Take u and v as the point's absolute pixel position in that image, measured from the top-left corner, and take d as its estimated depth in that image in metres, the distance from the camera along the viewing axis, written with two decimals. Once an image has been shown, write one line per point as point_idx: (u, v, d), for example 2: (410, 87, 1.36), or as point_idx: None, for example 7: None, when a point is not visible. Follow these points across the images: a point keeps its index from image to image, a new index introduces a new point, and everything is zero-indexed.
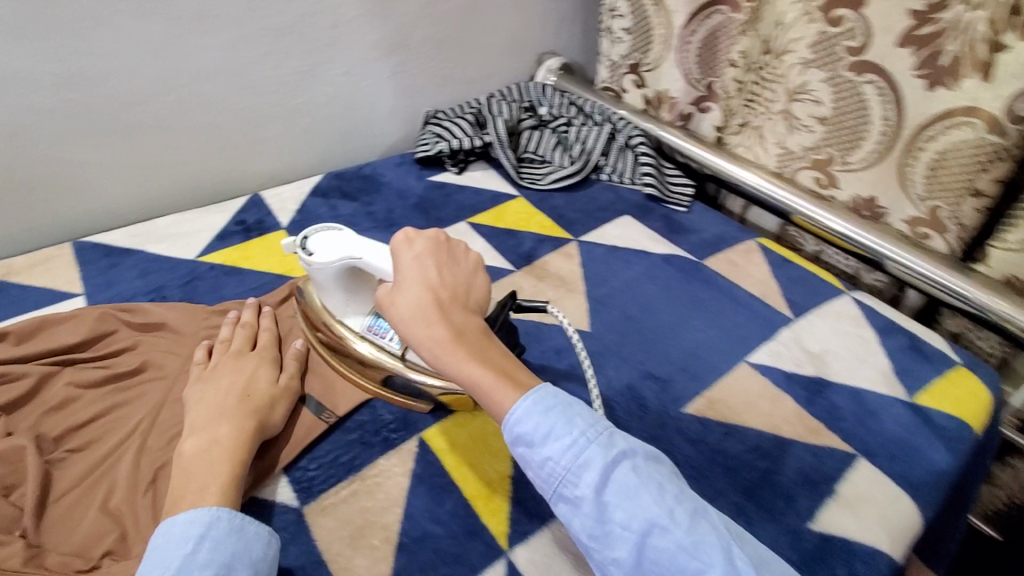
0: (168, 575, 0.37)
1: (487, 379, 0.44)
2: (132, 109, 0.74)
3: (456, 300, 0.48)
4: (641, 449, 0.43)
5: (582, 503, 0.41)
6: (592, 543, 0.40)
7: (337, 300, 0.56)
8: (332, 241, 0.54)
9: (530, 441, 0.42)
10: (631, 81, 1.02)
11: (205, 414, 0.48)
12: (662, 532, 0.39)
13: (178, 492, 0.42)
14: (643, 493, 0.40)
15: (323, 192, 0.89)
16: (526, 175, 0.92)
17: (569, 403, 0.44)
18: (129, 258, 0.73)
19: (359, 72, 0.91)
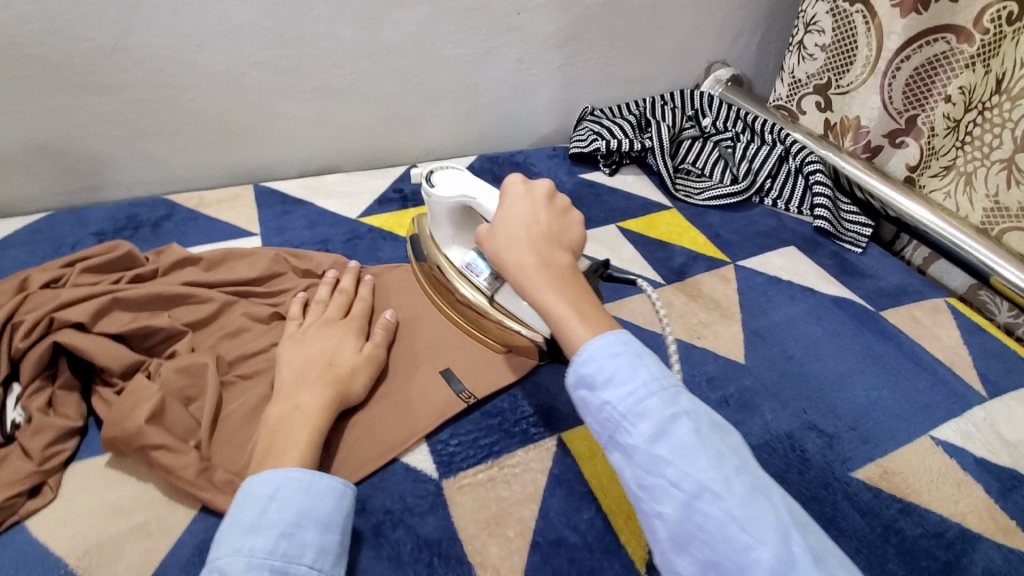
0: (241, 537, 0.36)
1: (567, 323, 0.41)
2: (328, 71, 0.79)
3: (551, 240, 0.45)
4: (710, 413, 0.37)
5: (634, 454, 0.36)
6: (640, 496, 0.36)
7: (448, 235, 0.59)
8: (455, 180, 0.56)
9: (593, 382, 0.38)
10: (813, 102, 0.95)
11: (292, 377, 0.48)
12: (714, 499, 0.33)
13: (265, 448, 0.42)
14: (700, 455, 0.34)
15: (476, 173, 0.90)
16: (683, 187, 0.87)
17: (640, 352, 0.39)
18: (301, 208, 0.78)
19: (531, 60, 0.91)
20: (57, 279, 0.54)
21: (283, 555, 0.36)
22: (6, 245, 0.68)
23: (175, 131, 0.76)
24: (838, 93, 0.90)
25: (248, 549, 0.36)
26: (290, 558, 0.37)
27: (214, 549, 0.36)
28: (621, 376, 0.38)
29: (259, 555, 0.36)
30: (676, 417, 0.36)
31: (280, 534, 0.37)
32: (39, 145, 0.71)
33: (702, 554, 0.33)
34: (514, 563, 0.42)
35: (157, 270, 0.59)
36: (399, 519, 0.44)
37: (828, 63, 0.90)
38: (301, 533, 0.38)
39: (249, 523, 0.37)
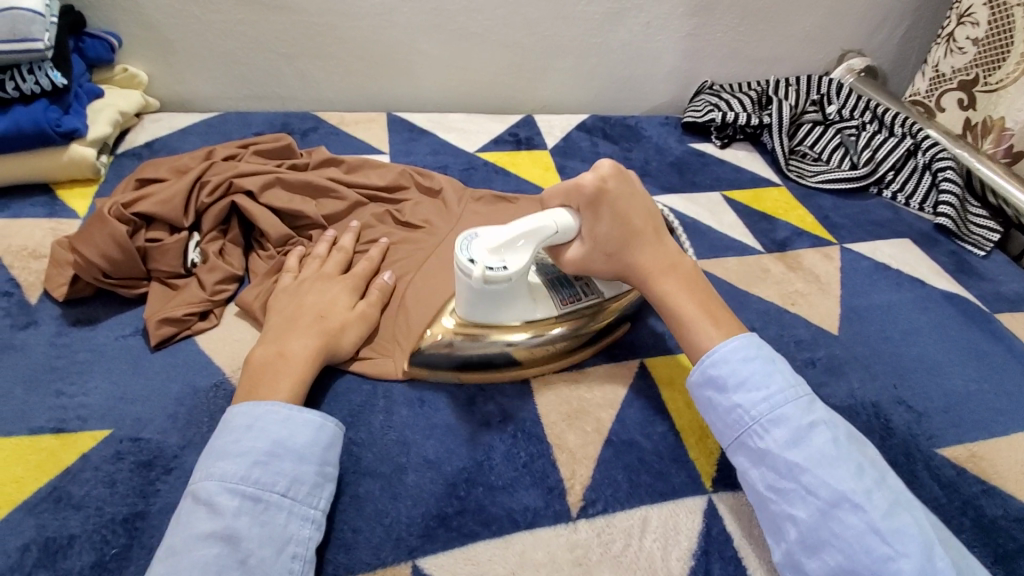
0: (213, 460, 0.38)
1: (692, 312, 0.48)
2: (469, 15, 0.85)
3: (657, 232, 0.51)
4: (844, 429, 0.43)
5: (769, 456, 0.42)
6: (770, 494, 0.41)
7: (524, 308, 0.50)
8: (504, 243, 0.45)
9: (723, 384, 0.44)
10: (954, 99, 0.90)
11: (280, 324, 0.48)
12: (854, 509, 0.38)
13: (252, 383, 0.43)
14: (841, 466, 0.40)
15: (587, 128, 0.93)
16: (796, 168, 0.86)
17: (772, 360, 0.45)
18: (426, 138, 0.85)
19: (660, 26, 0.92)
20: (233, 156, 0.64)
21: (255, 481, 0.38)
22: (187, 132, 0.80)
23: (331, 56, 0.85)
24: (984, 91, 0.85)
25: (220, 474, 0.38)
26: (258, 487, 0.38)
27: (197, 471, 0.39)
28: (755, 381, 0.43)
29: (231, 480, 0.37)
30: (813, 427, 0.41)
31: (249, 464, 0.38)
32: (222, 52, 0.82)
33: (836, 559, 0.37)
34: (589, 451, 0.46)
35: (308, 164, 0.68)
36: (490, 397, 0.50)
37: (978, 58, 0.85)
38: (275, 462, 0.39)
39: (223, 450, 0.39)
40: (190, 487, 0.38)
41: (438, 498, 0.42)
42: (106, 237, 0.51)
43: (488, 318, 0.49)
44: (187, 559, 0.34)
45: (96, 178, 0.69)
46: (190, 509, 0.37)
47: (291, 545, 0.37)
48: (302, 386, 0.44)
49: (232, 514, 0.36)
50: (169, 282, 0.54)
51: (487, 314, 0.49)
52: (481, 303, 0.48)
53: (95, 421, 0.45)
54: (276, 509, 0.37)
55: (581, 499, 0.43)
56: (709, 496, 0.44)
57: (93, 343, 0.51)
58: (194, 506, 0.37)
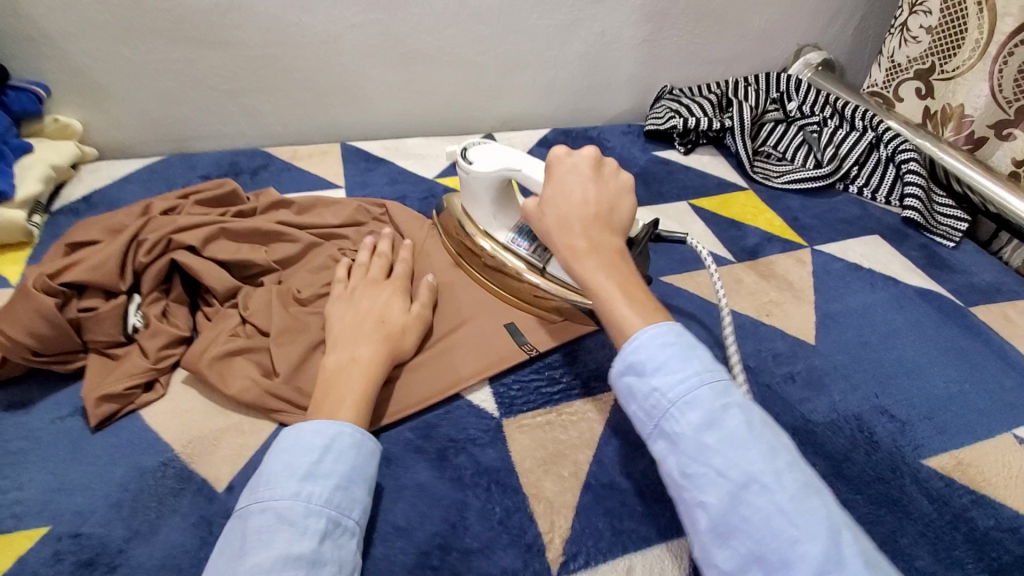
0: (297, 478, 0.37)
1: (608, 290, 0.44)
2: (417, 37, 0.82)
3: (600, 219, 0.48)
4: (762, 412, 0.38)
5: (680, 442, 0.37)
6: (683, 482, 0.37)
7: (485, 214, 0.60)
8: (493, 156, 0.58)
9: (642, 370, 0.40)
10: (912, 88, 0.90)
11: (344, 334, 0.49)
12: (762, 491, 0.34)
13: (321, 397, 0.44)
14: (750, 448, 0.35)
15: (549, 144, 0.91)
16: (761, 169, 0.85)
17: (690, 344, 0.40)
18: (383, 167, 0.82)
19: (614, 34, 0.91)
20: (173, 209, 0.61)
21: (337, 506, 0.38)
22: (128, 180, 0.76)
23: (277, 89, 0.82)
24: (941, 79, 0.85)
25: (305, 494, 0.37)
26: (336, 516, 0.38)
27: (268, 489, 0.37)
28: (673, 365, 0.39)
29: (317, 502, 0.37)
30: (726, 409, 0.37)
31: (334, 488, 0.38)
32: (161, 94, 0.78)
33: (744, 547, 0.33)
34: (567, 498, 0.44)
35: (256, 209, 0.65)
36: (461, 448, 0.47)
37: (933, 46, 0.85)
38: (351, 487, 0.39)
39: (303, 471, 0.38)
40: (262, 506, 0.36)
41: (410, 570, 0.39)
42: (32, 313, 0.47)
43: (468, 208, 0.61)
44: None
45: (31, 240, 0.65)
46: (273, 528, 0.35)
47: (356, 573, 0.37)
48: (372, 390, 0.45)
49: (318, 538, 0.36)
50: (109, 352, 0.50)
51: (468, 202, 0.61)
52: (464, 190, 0.61)
53: (31, 517, 0.41)
54: (350, 535, 0.38)
55: (562, 555, 0.41)
56: None
57: (27, 428, 0.47)
58: (276, 526, 0.36)
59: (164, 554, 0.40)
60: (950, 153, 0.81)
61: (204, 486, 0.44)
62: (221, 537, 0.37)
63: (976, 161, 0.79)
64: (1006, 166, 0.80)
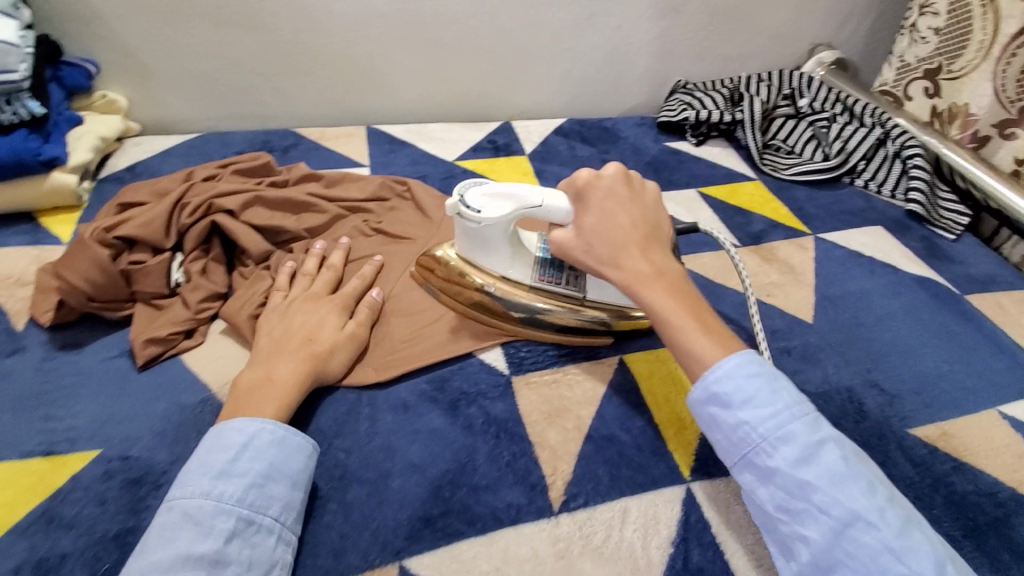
0: (209, 476, 0.39)
1: (681, 318, 0.45)
2: (442, 27, 0.86)
3: (650, 240, 0.49)
4: (851, 444, 0.41)
5: (775, 475, 0.39)
6: (780, 514, 0.39)
7: (504, 261, 0.55)
8: (497, 196, 0.52)
9: (727, 401, 0.42)
10: (920, 88, 0.92)
11: (269, 348, 0.48)
12: (866, 528, 0.36)
13: (236, 408, 0.43)
14: (849, 483, 0.38)
15: (564, 132, 0.95)
16: (770, 161, 0.88)
17: (775, 375, 0.42)
18: (406, 149, 0.87)
19: (631, 29, 0.94)
20: (213, 176, 0.65)
21: (250, 504, 0.38)
22: (169, 154, 0.81)
23: (308, 73, 0.87)
24: (947, 78, 0.87)
25: (216, 493, 0.38)
26: (251, 513, 0.38)
27: (181, 488, 0.38)
28: (761, 397, 0.41)
29: (227, 501, 0.38)
30: (821, 444, 0.39)
31: (249, 486, 0.39)
32: (200, 74, 0.83)
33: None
34: (570, 446, 0.47)
35: (288, 181, 0.69)
36: (472, 400, 0.51)
37: (941, 46, 0.87)
38: (270, 485, 0.40)
39: (217, 470, 0.39)
40: (173, 506, 0.38)
41: (423, 500, 0.43)
42: (89, 263, 0.52)
43: (475, 256, 0.55)
44: None
45: (80, 204, 0.70)
46: (179, 526, 0.36)
47: (276, 568, 0.38)
48: (287, 411, 0.44)
49: (225, 537, 0.37)
50: (154, 302, 0.55)
51: (473, 250, 0.55)
52: (470, 238, 0.54)
53: (84, 442, 0.46)
54: (266, 533, 0.38)
55: (562, 494, 0.44)
56: (689, 485, 0.46)
57: (80, 366, 0.51)
58: (181, 523, 0.37)
59: None
60: (955, 150, 0.83)
61: None
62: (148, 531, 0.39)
63: (981, 158, 0.81)
64: (1008, 165, 0.81)
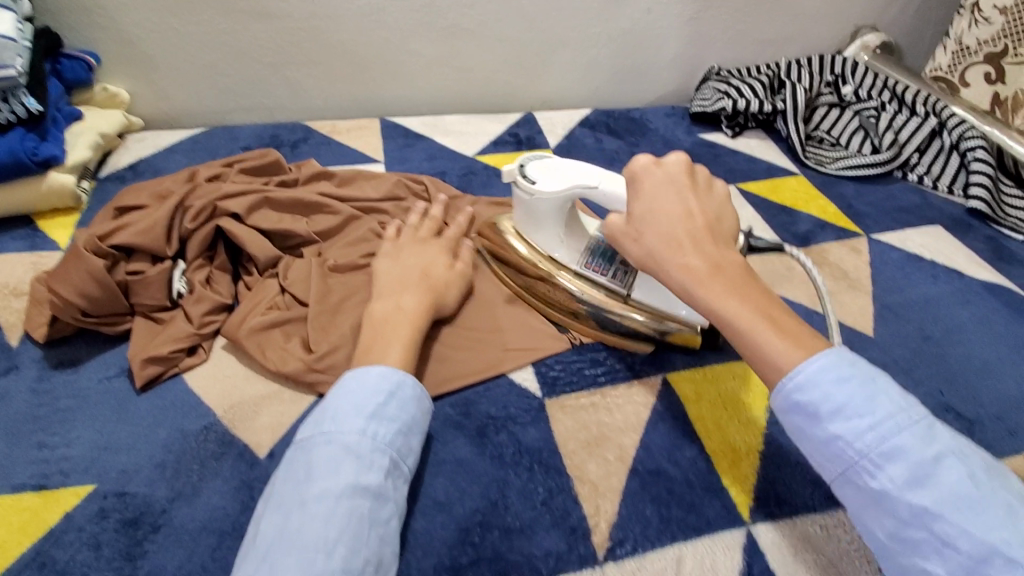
0: (364, 416, 0.37)
1: (747, 321, 0.38)
2: (460, 11, 0.80)
3: (709, 231, 0.42)
4: (980, 459, 0.33)
5: (888, 501, 0.33)
6: (897, 545, 0.32)
7: (551, 238, 0.52)
8: (557, 170, 0.50)
9: (815, 412, 0.35)
10: (981, 72, 0.84)
11: (389, 284, 0.50)
12: (1008, 565, 0.29)
13: (367, 344, 0.44)
14: (982, 508, 0.31)
15: (590, 124, 0.88)
16: (812, 155, 0.82)
17: (873, 377, 0.35)
18: (422, 143, 0.81)
19: (662, 11, 0.88)
20: (218, 176, 0.61)
21: (397, 450, 0.38)
22: (173, 150, 0.76)
23: (318, 62, 0.81)
24: (1014, 63, 0.80)
25: (370, 432, 0.37)
26: (402, 461, 0.38)
27: (335, 422, 0.37)
28: (855, 406, 0.34)
29: (382, 441, 0.37)
30: (940, 460, 0.32)
31: (399, 433, 0.38)
32: (205, 64, 0.78)
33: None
34: (612, 482, 0.42)
35: (298, 179, 0.65)
36: (501, 425, 0.46)
37: (1007, 27, 0.79)
38: (410, 435, 0.39)
39: (370, 409, 0.38)
40: (329, 436, 0.36)
41: (451, 545, 0.38)
42: (83, 274, 0.48)
43: (526, 231, 0.53)
44: (341, 507, 0.33)
45: (79, 205, 0.66)
46: (338, 458, 0.35)
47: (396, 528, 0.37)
48: (418, 337, 0.45)
49: (383, 475, 0.36)
50: (154, 315, 0.51)
51: (527, 226, 0.53)
52: (523, 213, 0.52)
53: (78, 475, 0.42)
54: (404, 481, 0.38)
55: (607, 539, 0.39)
56: (748, 528, 0.40)
57: (75, 387, 0.47)
58: (341, 455, 0.35)
59: (206, 516, 0.40)
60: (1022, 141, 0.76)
61: (245, 452, 0.43)
62: (283, 465, 0.37)
63: None
64: None
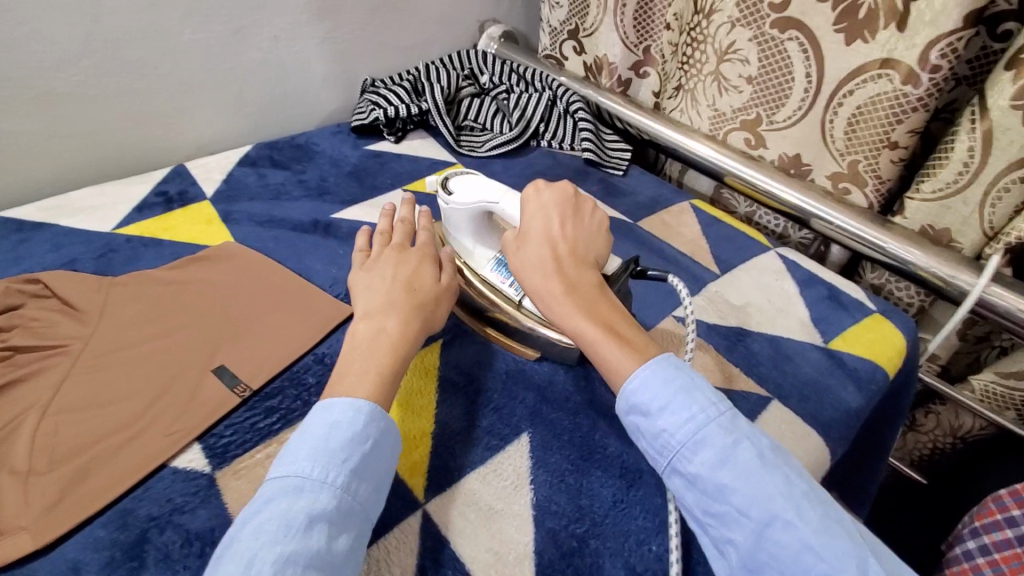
0: (342, 470, 0.39)
1: (592, 333, 0.47)
2: (55, 77, 0.70)
3: (575, 258, 0.51)
4: (772, 441, 0.42)
5: (698, 480, 0.40)
6: (707, 519, 0.40)
7: (466, 242, 0.61)
8: (474, 186, 0.59)
9: (647, 410, 0.43)
10: (571, 47, 1.01)
11: (377, 302, 0.50)
12: (786, 527, 0.37)
13: (342, 373, 0.45)
14: (766, 480, 0.39)
15: (252, 161, 0.85)
16: (466, 143, 0.92)
17: (692, 380, 0.44)
18: (40, 233, 0.69)
19: (289, 38, 0.87)
20: None
21: (359, 503, 0.39)
22: None
23: None
24: (586, 36, 0.97)
25: (340, 485, 0.38)
26: (371, 516, 0.40)
27: (313, 469, 0.38)
28: (676, 403, 0.42)
29: (349, 496, 0.38)
30: (737, 444, 0.40)
31: (374, 489, 0.40)
32: None
33: None
34: None
35: None
36: (164, 523, 0.43)
37: (572, 8, 0.97)
38: (373, 488, 0.40)
39: (357, 460, 0.40)
40: (315, 480, 0.38)
41: None
42: None
43: (450, 238, 0.62)
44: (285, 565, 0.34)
45: None
46: (299, 514, 0.36)
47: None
48: (399, 365, 0.46)
49: (343, 533, 0.37)
50: None
51: (449, 230, 0.62)
52: (446, 221, 0.61)
53: None
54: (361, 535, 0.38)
55: None
56: (423, 507, 0.44)
57: None
58: (298, 514, 0.36)
59: None
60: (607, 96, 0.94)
61: None
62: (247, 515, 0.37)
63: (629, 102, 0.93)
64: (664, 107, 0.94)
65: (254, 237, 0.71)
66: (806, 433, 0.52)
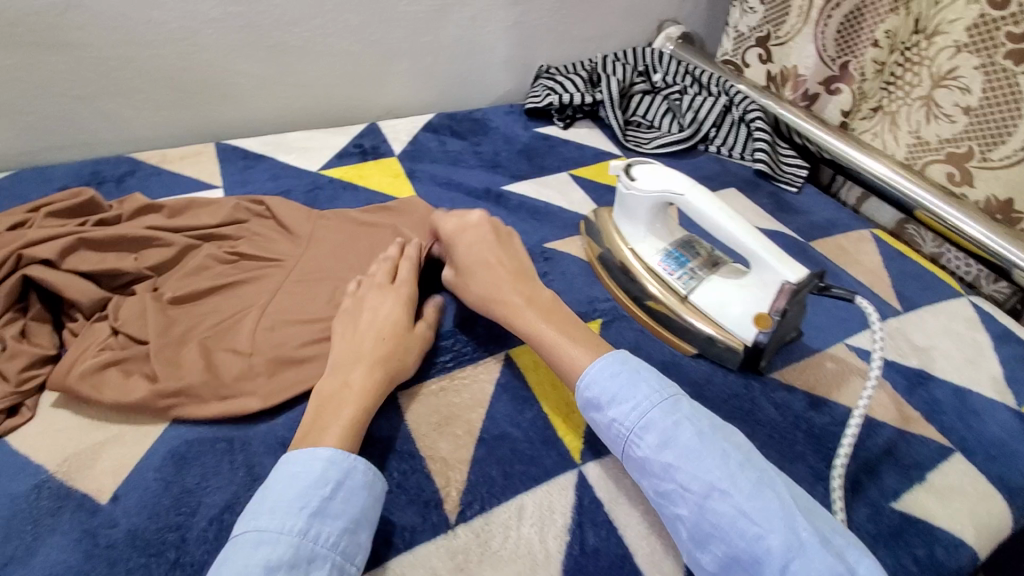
0: (305, 515, 0.37)
1: (565, 345, 0.48)
2: (285, 29, 0.80)
3: (518, 275, 0.54)
4: (711, 419, 0.42)
5: (647, 464, 0.41)
6: (660, 500, 0.40)
7: (637, 229, 0.61)
8: (658, 175, 0.58)
9: (599, 403, 0.44)
10: (756, 55, 0.99)
11: (343, 355, 0.49)
12: (722, 497, 0.38)
13: (312, 424, 0.44)
14: (705, 457, 0.39)
15: (434, 128, 0.92)
16: (633, 137, 0.92)
17: (637, 369, 0.45)
18: (262, 163, 0.80)
19: (484, 18, 0.93)
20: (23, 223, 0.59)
21: (341, 550, 0.37)
22: None
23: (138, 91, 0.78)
24: (777, 44, 0.93)
25: (313, 531, 0.37)
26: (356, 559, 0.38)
27: (276, 519, 0.37)
28: (624, 393, 0.43)
29: (323, 544, 0.37)
30: (678, 424, 0.41)
31: (350, 529, 0.38)
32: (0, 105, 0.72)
33: (721, 550, 0.37)
34: (460, 454, 0.47)
35: (121, 216, 0.64)
36: None
37: (767, 15, 0.94)
38: (358, 531, 0.39)
39: (316, 506, 0.38)
40: (275, 532, 0.36)
41: None
42: None
43: (619, 221, 0.62)
44: None
45: None
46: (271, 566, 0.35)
47: None
48: (365, 415, 0.45)
49: None
50: None
51: (620, 214, 0.62)
52: (621, 204, 0.61)
53: None
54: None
55: (457, 504, 0.44)
56: (580, 468, 0.47)
57: None
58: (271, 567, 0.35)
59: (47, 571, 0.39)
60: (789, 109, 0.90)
61: (85, 501, 0.43)
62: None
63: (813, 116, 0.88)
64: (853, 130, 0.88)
65: (434, 196, 0.77)
66: (993, 496, 0.48)
